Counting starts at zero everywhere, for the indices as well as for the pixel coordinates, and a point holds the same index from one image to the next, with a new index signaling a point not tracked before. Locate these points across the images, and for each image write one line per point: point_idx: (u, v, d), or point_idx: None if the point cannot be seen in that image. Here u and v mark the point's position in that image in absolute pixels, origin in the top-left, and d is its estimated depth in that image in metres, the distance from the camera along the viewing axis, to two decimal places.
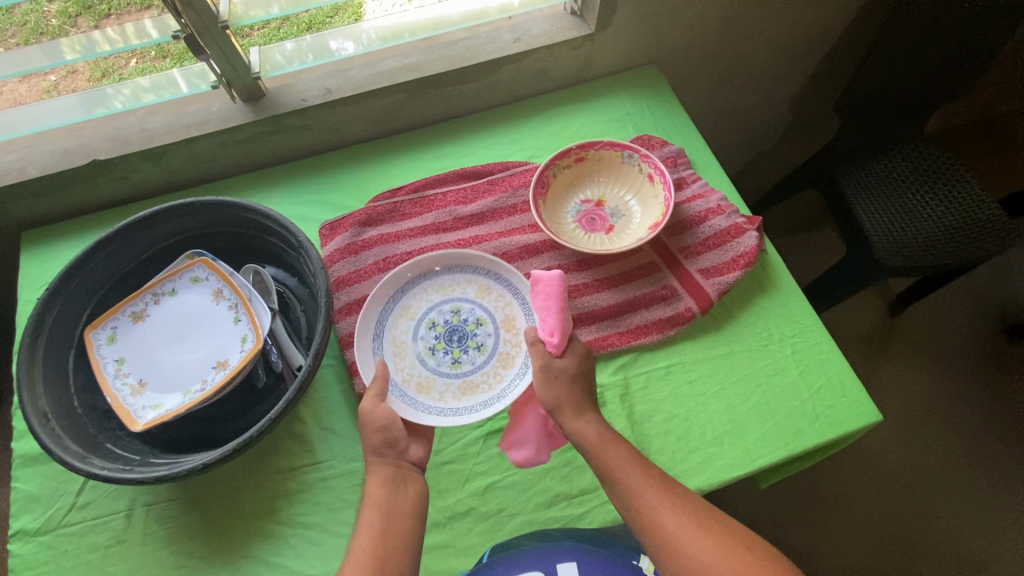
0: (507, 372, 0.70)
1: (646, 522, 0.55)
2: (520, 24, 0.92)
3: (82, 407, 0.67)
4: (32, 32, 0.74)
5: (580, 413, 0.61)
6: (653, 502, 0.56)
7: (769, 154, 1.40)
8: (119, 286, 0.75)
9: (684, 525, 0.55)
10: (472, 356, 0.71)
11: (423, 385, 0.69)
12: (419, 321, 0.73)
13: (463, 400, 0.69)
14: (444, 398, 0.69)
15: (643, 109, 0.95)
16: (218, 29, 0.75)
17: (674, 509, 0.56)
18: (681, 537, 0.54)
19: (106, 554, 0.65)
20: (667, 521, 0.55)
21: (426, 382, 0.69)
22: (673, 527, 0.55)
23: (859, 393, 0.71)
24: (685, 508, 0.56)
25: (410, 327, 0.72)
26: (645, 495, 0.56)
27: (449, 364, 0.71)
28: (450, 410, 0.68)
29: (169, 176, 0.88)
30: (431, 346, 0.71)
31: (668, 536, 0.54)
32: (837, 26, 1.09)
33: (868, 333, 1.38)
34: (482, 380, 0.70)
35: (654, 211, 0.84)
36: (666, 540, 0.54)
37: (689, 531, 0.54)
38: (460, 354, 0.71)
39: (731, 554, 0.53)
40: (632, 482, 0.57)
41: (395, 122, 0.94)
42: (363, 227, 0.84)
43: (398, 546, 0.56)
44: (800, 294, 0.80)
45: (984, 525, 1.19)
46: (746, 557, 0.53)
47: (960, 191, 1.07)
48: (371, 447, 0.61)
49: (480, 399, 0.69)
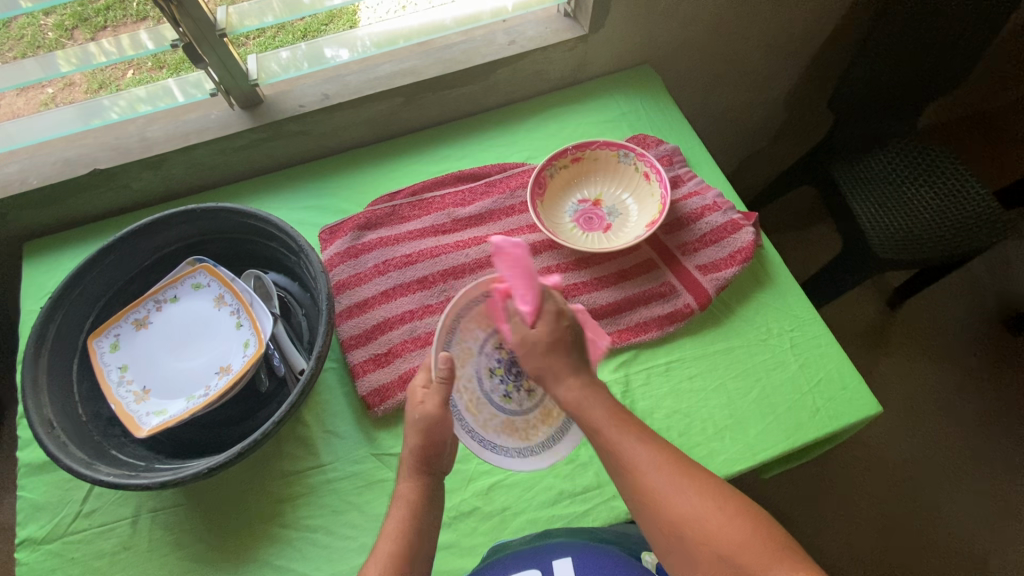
0: (549, 425, 0.65)
1: (636, 484, 0.52)
2: (514, 27, 0.93)
3: (86, 415, 0.67)
4: (30, 46, 0.75)
5: (574, 372, 0.57)
6: (642, 463, 0.53)
7: (764, 151, 1.41)
8: (121, 295, 0.76)
9: (676, 487, 0.52)
10: (522, 397, 0.65)
11: (472, 403, 0.62)
12: (490, 333, 0.64)
13: (504, 437, 0.63)
14: (487, 428, 0.63)
15: (637, 109, 0.96)
16: (215, 38, 0.75)
17: (666, 470, 0.53)
18: (676, 498, 0.51)
19: (113, 560, 0.66)
20: (659, 482, 0.52)
21: (475, 404, 0.62)
22: (665, 489, 0.52)
23: (859, 386, 0.72)
24: (668, 462, 0.53)
25: (481, 337, 0.63)
26: (620, 439, 0.54)
27: (502, 394, 0.64)
28: (490, 444, 0.62)
29: (169, 184, 0.88)
30: (493, 368, 0.64)
31: (658, 497, 0.52)
32: (826, 25, 1.10)
33: (867, 328, 1.38)
34: (524, 425, 0.64)
35: (650, 209, 0.85)
36: (660, 503, 0.51)
37: (684, 492, 0.52)
38: (514, 389, 0.64)
39: (703, 497, 0.51)
40: (618, 441, 0.54)
41: (392, 127, 0.95)
42: (363, 230, 0.85)
43: (418, 545, 0.56)
44: (797, 287, 0.80)
45: (988, 517, 1.19)
46: (742, 519, 0.50)
47: (955, 184, 1.07)
48: (416, 459, 0.58)
49: (523, 444, 0.64)
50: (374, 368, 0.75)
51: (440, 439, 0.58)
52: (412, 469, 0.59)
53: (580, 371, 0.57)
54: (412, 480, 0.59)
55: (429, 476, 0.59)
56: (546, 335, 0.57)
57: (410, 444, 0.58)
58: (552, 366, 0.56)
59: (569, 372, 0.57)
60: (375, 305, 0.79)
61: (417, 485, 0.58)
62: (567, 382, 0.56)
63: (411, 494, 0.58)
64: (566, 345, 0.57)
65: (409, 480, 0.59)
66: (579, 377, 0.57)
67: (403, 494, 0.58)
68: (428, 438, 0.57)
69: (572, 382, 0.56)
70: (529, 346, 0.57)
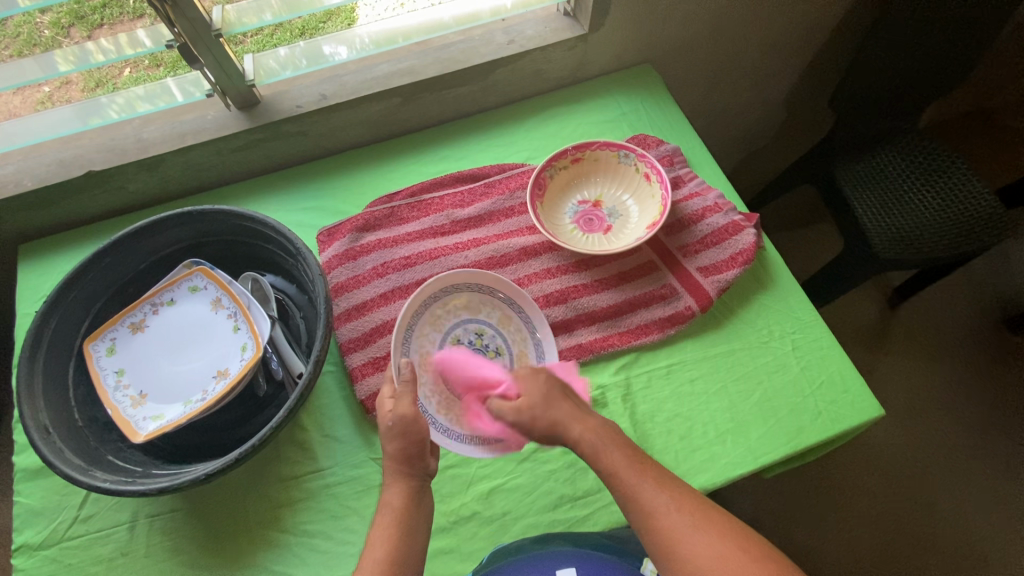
0: None
1: (653, 524, 0.53)
2: (513, 26, 0.92)
3: (82, 420, 0.66)
4: (26, 44, 0.74)
5: (580, 417, 0.59)
6: (658, 503, 0.53)
7: (765, 151, 1.40)
8: (117, 297, 0.75)
9: (697, 527, 0.52)
10: None
11: (443, 404, 0.70)
12: (445, 335, 0.74)
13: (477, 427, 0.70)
14: (460, 422, 0.70)
15: (637, 109, 0.95)
16: (211, 38, 0.75)
17: (683, 511, 0.53)
18: (692, 538, 0.52)
19: (111, 566, 0.65)
20: (678, 523, 0.52)
21: (446, 402, 0.70)
22: (681, 527, 0.52)
23: (861, 389, 0.72)
24: (687, 503, 0.54)
25: (437, 339, 0.73)
26: (638, 482, 0.55)
27: None
28: (467, 437, 0.69)
29: (166, 185, 0.88)
30: None
31: (675, 538, 0.52)
32: (827, 24, 1.09)
33: (868, 327, 1.38)
34: None
35: (651, 210, 0.84)
36: (676, 542, 0.52)
37: (699, 531, 0.52)
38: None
39: (724, 539, 0.52)
40: (636, 481, 0.55)
41: (390, 127, 0.94)
42: (362, 232, 0.84)
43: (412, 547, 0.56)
44: (799, 289, 0.80)
45: (990, 518, 1.19)
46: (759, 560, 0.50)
47: (955, 182, 1.07)
48: (400, 462, 0.59)
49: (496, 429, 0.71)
50: (373, 372, 0.74)
51: (420, 436, 0.58)
52: (400, 473, 0.59)
53: (583, 416, 0.59)
54: (401, 485, 0.58)
55: (414, 478, 0.59)
56: (532, 390, 0.60)
57: (393, 450, 0.58)
58: (556, 416, 0.59)
59: (576, 417, 0.59)
60: (374, 308, 0.79)
61: (403, 490, 0.58)
62: (577, 427, 0.58)
63: (411, 500, 0.58)
64: (555, 391, 0.61)
65: (397, 486, 0.58)
66: (582, 421, 0.59)
67: (388, 500, 0.58)
68: (407, 438, 0.58)
69: (580, 427, 0.58)
70: (529, 407, 0.59)
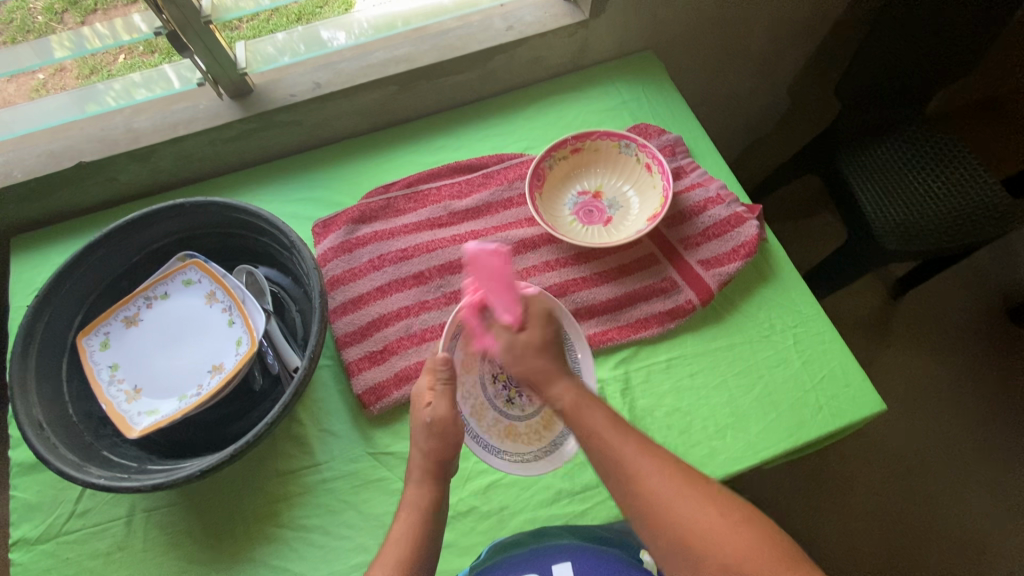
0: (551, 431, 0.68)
1: (654, 504, 0.52)
2: (512, 12, 0.90)
3: (76, 415, 0.66)
4: (20, 30, 0.71)
5: (555, 380, 0.59)
6: (670, 492, 0.52)
7: (768, 139, 1.38)
8: (110, 291, 0.74)
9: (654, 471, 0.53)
10: (525, 401, 0.69)
11: (477, 409, 0.67)
12: None
13: (506, 442, 0.67)
14: (489, 432, 0.66)
15: (640, 97, 0.93)
16: (201, 24, 0.73)
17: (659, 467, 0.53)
18: (652, 481, 0.52)
19: (109, 560, 0.65)
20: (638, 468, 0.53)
21: (479, 409, 0.67)
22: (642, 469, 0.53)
23: (862, 383, 0.71)
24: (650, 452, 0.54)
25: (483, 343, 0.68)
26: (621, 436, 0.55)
27: (506, 398, 0.69)
28: (494, 449, 0.66)
29: (159, 175, 0.86)
30: (495, 374, 0.69)
31: (677, 520, 0.51)
32: (836, 8, 1.06)
33: (870, 318, 1.37)
34: (527, 429, 0.68)
35: (652, 202, 0.83)
36: (665, 510, 0.51)
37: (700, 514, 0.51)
38: (517, 394, 0.69)
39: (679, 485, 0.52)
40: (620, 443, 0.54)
41: (386, 115, 0.92)
42: (357, 224, 0.83)
43: (420, 545, 0.55)
44: (802, 282, 0.79)
45: (987, 509, 1.19)
46: (762, 547, 0.49)
47: (963, 173, 1.04)
48: (432, 463, 0.58)
49: (528, 448, 0.67)
50: (370, 366, 0.73)
51: (453, 439, 0.57)
52: None
53: (567, 380, 0.59)
54: (420, 486, 0.58)
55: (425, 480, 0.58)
56: (534, 338, 0.61)
57: (424, 447, 0.58)
58: (541, 374, 0.59)
59: (553, 380, 0.59)
60: (370, 301, 0.78)
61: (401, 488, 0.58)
62: (557, 386, 0.59)
63: (415, 500, 0.57)
64: (553, 349, 0.61)
65: (420, 486, 0.58)
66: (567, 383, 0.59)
67: (411, 500, 0.57)
68: (441, 439, 0.57)
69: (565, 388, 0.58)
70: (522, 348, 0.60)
